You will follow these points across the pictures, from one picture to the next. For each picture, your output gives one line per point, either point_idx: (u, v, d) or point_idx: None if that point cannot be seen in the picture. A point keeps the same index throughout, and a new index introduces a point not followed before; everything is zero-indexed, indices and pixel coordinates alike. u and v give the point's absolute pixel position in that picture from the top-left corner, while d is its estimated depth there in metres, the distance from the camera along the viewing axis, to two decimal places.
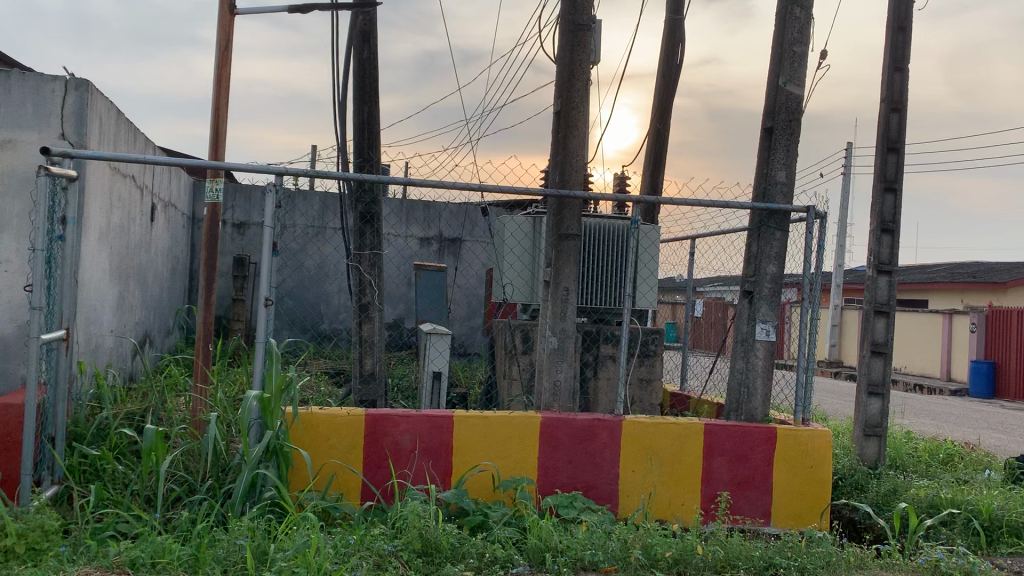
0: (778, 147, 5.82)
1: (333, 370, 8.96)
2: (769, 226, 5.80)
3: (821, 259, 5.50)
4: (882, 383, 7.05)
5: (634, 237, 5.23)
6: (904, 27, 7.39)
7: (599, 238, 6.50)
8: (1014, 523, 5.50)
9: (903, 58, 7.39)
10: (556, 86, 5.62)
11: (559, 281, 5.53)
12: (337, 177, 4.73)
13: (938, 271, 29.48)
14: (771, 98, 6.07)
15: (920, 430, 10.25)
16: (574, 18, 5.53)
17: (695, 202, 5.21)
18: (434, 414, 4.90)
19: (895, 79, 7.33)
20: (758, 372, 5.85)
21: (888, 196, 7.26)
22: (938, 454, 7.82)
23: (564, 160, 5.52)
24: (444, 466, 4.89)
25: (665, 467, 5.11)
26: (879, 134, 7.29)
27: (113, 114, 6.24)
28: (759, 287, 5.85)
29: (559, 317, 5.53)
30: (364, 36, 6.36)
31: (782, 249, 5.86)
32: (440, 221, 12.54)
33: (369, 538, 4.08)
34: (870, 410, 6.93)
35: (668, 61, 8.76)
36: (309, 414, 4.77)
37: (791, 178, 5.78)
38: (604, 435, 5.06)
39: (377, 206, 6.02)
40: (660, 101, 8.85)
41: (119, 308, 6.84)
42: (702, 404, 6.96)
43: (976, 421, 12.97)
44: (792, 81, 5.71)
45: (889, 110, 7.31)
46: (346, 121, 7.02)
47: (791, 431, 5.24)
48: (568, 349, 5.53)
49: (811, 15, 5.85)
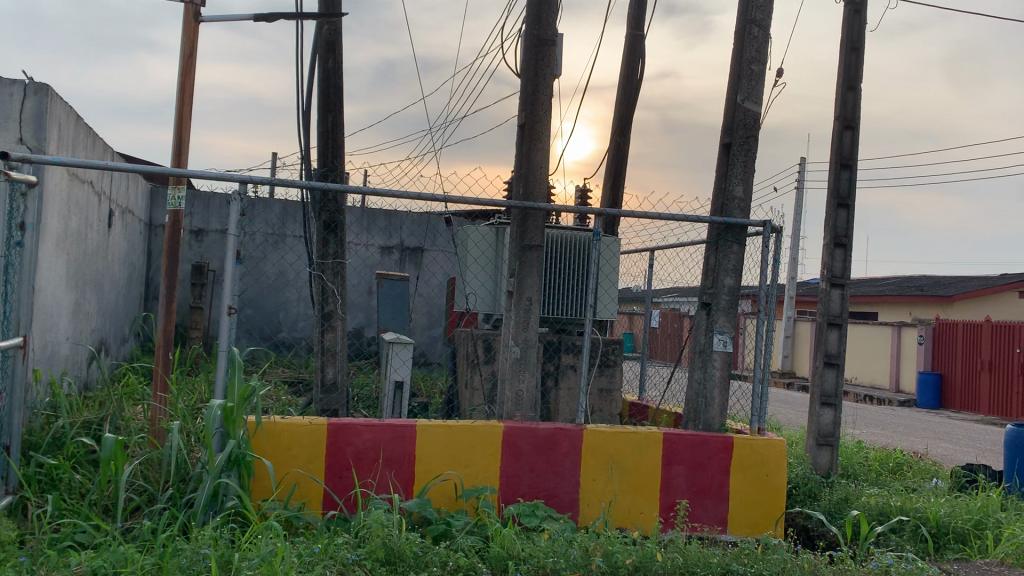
0: (735, 163, 5.95)
1: (293, 379, 8.90)
2: (726, 240, 5.95)
3: (777, 272, 5.64)
4: (835, 394, 7.23)
5: (596, 249, 5.30)
6: (857, 46, 7.60)
7: (560, 249, 6.58)
8: (959, 530, 5.69)
9: (856, 77, 7.60)
10: (520, 98, 5.70)
11: (522, 291, 5.60)
12: (301, 185, 4.73)
13: (888, 284, 30.23)
14: (729, 114, 6.22)
15: (870, 440, 10.50)
16: (539, 32, 5.62)
17: (655, 215, 5.31)
18: (397, 423, 4.92)
19: (849, 97, 7.56)
20: (715, 382, 5.95)
21: (841, 212, 7.40)
22: (887, 463, 8.03)
23: (528, 173, 5.59)
24: (407, 474, 4.91)
25: (627, 475, 5.18)
26: (833, 152, 7.50)
27: (72, 118, 6.17)
28: (716, 300, 5.97)
29: (522, 327, 5.60)
30: (330, 45, 6.37)
31: (739, 262, 6.00)
32: (402, 230, 12.56)
33: (333, 547, 4.09)
34: (823, 421, 7.11)
35: (630, 75, 8.90)
36: (272, 423, 4.76)
37: (748, 194, 5.93)
38: (566, 444, 5.13)
39: (340, 215, 6.04)
40: (621, 115, 8.98)
41: (75, 316, 6.75)
42: (660, 413, 7.08)
43: (923, 430, 13.32)
44: (750, 98, 5.89)
45: (843, 127, 7.54)
46: (309, 130, 7.01)
47: (747, 440, 5.36)
48: (530, 358, 5.60)
49: (769, 35, 6.01)
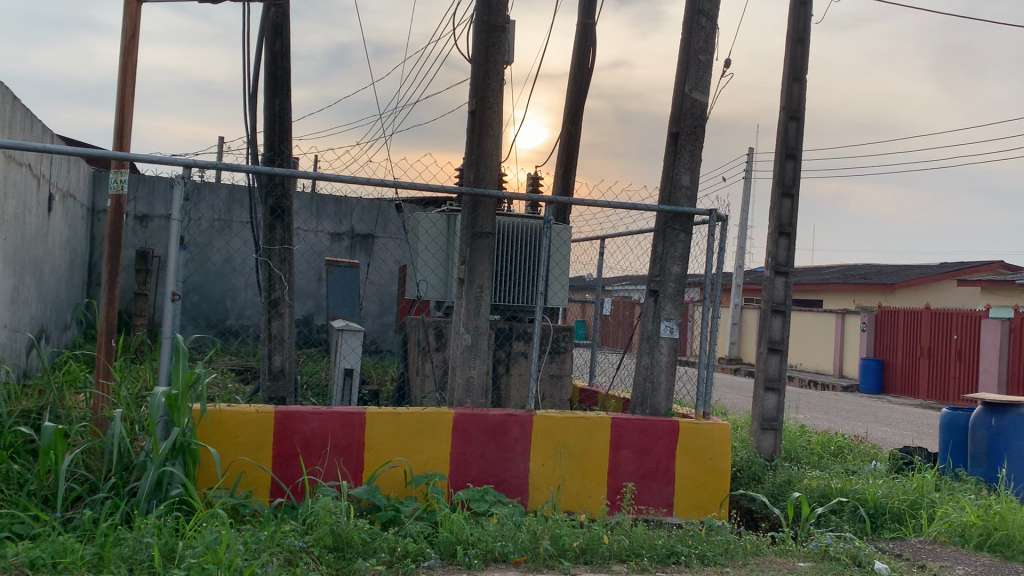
0: (683, 152, 6.03)
1: (241, 367, 8.80)
2: (673, 228, 6.03)
3: (722, 260, 5.75)
4: (779, 379, 7.39)
5: (546, 236, 5.33)
6: (802, 38, 7.74)
7: (511, 236, 6.59)
8: (895, 510, 5.88)
9: (801, 69, 7.74)
10: (471, 85, 5.69)
11: (473, 278, 5.60)
12: (248, 170, 4.66)
13: (832, 273, 30.90)
14: (677, 104, 6.29)
15: (813, 424, 10.75)
16: (489, 19, 5.61)
17: (605, 204, 5.36)
18: (346, 411, 4.90)
19: (795, 88, 7.68)
20: (662, 368, 6.03)
21: (785, 201, 7.59)
22: (829, 447, 8.24)
23: (479, 160, 5.59)
24: (355, 462, 4.90)
25: (575, 460, 5.24)
26: (778, 142, 7.62)
27: (7, 100, 5.99)
28: (664, 287, 6.06)
29: (472, 314, 5.61)
30: (277, 28, 6.27)
31: (686, 250, 6.09)
32: (352, 216, 12.42)
33: (280, 534, 4.07)
34: (767, 405, 7.27)
35: (581, 63, 8.94)
36: (218, 411, 4.70)
37: (695, 183, 6.01)
38: (515, 430, 5.17)
39: (287, 201, 5.97)
40: (572, 103, 9.01)
41: (13, 302, 6.57)
42: (610, 399, 7.17)
43: (864, 414, 13.69)
44: (697, 88, 5.94)
45: (787, 118, 7.65)
46: (256, 114, 6.90)
47: (693, 424, 5.46)
48: (481, 345, 5.61)
49: (716, 26, 6.09)
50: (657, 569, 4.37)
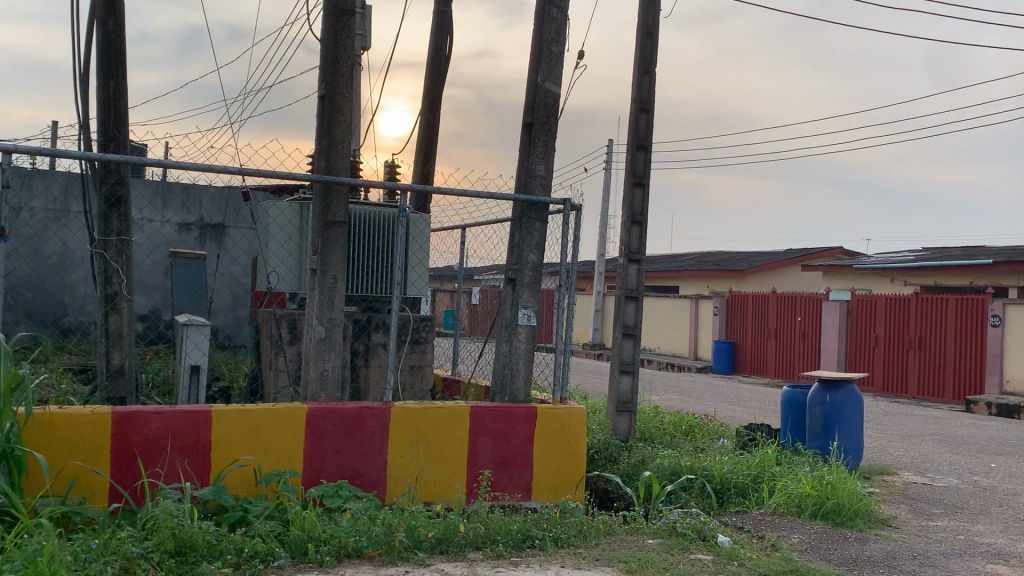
0: (537, 141, 6.10)
1: (78, 367, 8.26)
2: (529, 217, 6.10)
3: (576, 249, 5.85)
4: (633, 362, 7.63)
5: (402, 226, 5.28)
6: (652, 32, 7.98)
7: (367, 225, 6.48)
8: (740, 484, 6.18)
9: (651, 62, 7.97)
10: (320, 71, 5.54)
11: (325, 269, 5.47)
12: (75, 156, 4.36)
13: (687, 260, 32.21)
14: (530, 94, 6.35)
15: (668, 405, 11.16)
16: (338, 3, 5.48)
17: (460, 193, 5.35)
18: (190, 409, 4.68)
19: (644, 81, 7.90)
20: (520, 355, 6.10)
21: (637, 191, 7.81)
22: (680, 426, 8.57)
23: (330, 147, 5.46)
24: (202, 462, 4.69)
25: (432, 451, 5.22)
26: (630, 133, 7.83)
27: None
28: (520, 275, 6.12)
29: (327, 306, 5.48)
30: (109, 6, 5.90)
31: (542, 239, 6.18)
32: (201, 206, 11.89)
33: (115, 542, 3.85)
34: (622, 388, 7.49)
35: (438, 51, 8.88)
36: (46, 414, 4.40)
37: (549, 172, 6.10)
38: (372, 423, 5.09)
39: (124, 189, 5.63)
40: (430, 91, 8.95)
41: None
42: (470, 387, 7.19)
43: (715, 394, 14.34)
44: (549, 79, 6.02)
45: (639, 110, 7.87)
46: (88, 97, 6.47)
47: (550, 410, 5.54)
48: (335, 338, 5.50)
49: (567, 17, 6.18)
50: (512, 555, 4.42)
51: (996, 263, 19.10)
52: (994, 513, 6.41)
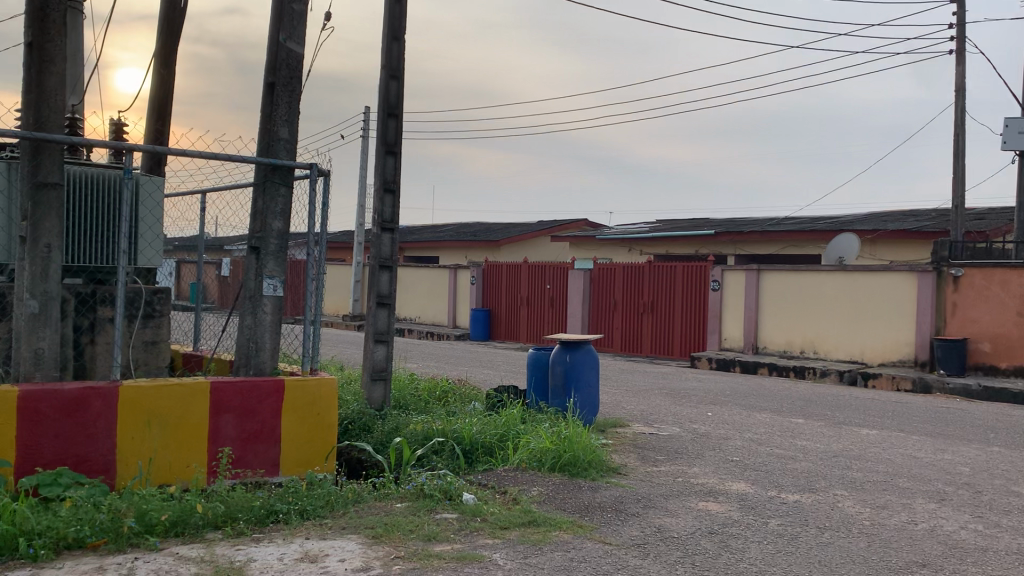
0: (280, 103, 5.87)
1: None
2: (273, 182, 5.88)
3: (323, 216, 5.73)
4: (387, 331, 7.62)
5: (128, 188, 4.89)
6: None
7: (85, 187, 5.90)
8: (487, 444, 6.41)
9: (400, 29, 7.92)
10: (25, 13, 4.94)
11: (38, 236, 4.93)
12: None
13: (446, 230, 32.74)
14: (272, 53, 6.08)
15: (425, 372, 11.33)
16: None
17: (195, 154, 5.05)
18: None
19: (394, 48, 7.83)
20: (266, 327, 5.88)
21: (388, 158, 7.75)
22: (434, 392, 8.73)
23: (39, 100, 4.90)
24: None
25: (168, 430, 4.91)
26: (380, 100, 7.75)
27: None
28: (265, 243, 5.88)
29: (39, 278, 4.95)
30: None
31: (287, 206, 5.99)
32: None
33: None
34: (376, 357, 7.48)
35: (172, 3, 8.26)
36: None
37: (293, 136, 5.91)
38: (98, 403, 4.70)
39: None
40: (163, 45, 8.30)
41: None
42: (214, 361, 6.85)
43: (471, 360, 14.76)
44: (291, 39, 5.82)
45: (388, 77, 7.79)
46: None
47: (298, 381, 5.40)
48: (51, 313, 4.99)
49: None
50: (254, 531, 4.30)
51: (717, 233, 21.21)
52: (709, 456, 7.17)
